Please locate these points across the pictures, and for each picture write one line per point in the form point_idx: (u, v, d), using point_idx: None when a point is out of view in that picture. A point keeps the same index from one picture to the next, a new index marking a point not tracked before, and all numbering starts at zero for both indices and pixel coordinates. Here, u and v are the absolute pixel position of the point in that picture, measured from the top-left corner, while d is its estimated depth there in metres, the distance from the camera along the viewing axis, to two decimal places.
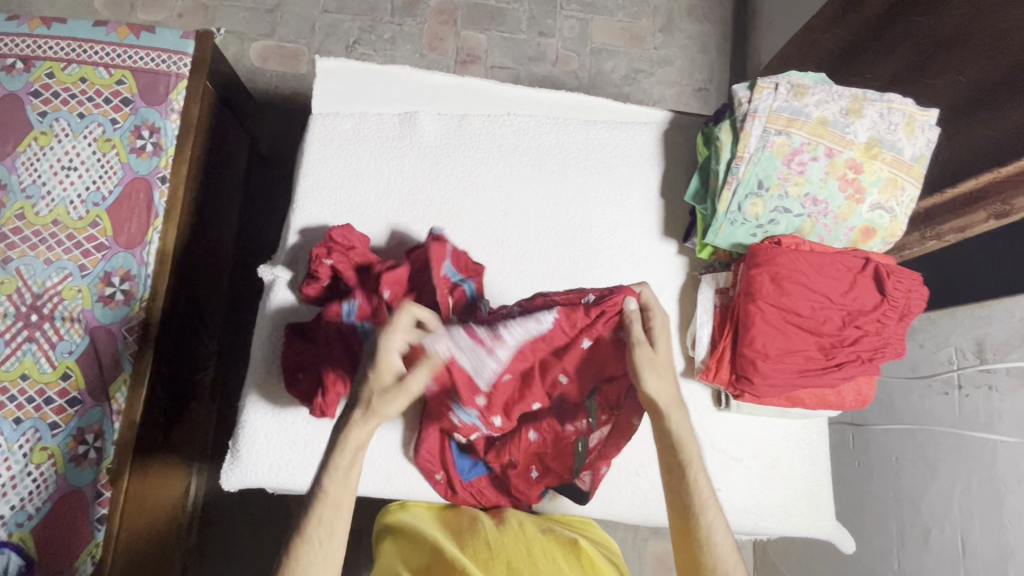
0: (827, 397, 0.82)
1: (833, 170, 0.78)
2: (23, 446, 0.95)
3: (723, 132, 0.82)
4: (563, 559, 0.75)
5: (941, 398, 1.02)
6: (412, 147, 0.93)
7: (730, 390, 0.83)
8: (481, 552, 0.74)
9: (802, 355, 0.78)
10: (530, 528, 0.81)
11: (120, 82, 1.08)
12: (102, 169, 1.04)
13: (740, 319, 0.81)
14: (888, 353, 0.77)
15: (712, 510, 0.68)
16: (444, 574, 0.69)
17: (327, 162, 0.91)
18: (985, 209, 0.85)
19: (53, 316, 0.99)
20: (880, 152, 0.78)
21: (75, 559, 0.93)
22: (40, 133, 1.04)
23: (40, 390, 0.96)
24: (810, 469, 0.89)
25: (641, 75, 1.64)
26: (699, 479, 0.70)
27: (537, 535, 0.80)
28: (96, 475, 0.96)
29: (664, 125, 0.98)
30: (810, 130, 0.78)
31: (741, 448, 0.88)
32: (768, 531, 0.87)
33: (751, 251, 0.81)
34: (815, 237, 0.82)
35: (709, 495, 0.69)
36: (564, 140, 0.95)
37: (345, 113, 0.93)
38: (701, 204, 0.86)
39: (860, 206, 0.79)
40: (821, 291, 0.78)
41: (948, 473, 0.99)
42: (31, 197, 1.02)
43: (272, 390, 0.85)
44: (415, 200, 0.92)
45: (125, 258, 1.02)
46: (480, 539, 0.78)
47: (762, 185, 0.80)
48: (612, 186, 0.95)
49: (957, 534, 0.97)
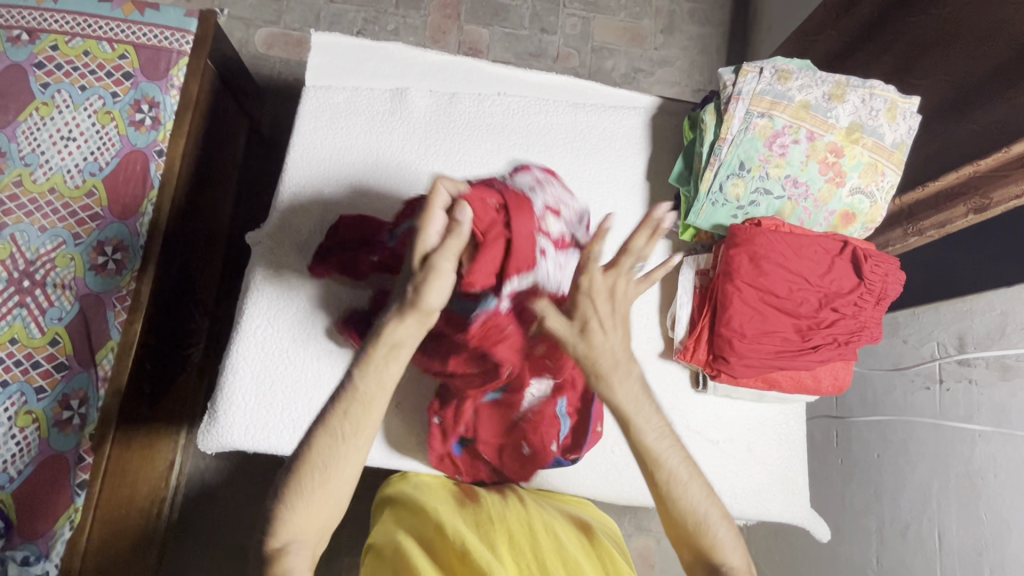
0: (805, 380, 0.83)
1: (814, 153, 0.79)
2: (8, 409, 0.95)
3: (707, 114, 0.83)
4: (562, 532, 0.77)
5: (922, 393, 1.02)
6: (402, 122, 0.94)
7: (708, 370, 0.84)
8: (483, 524, 0.76)
9: (778, 336, 0.79)
10: (526, 501, 0.83)
11: (123, 57, 1.09)
12: (100, 141, 1.05)
13: (718, 299, 0.81)
14: (864, 336, 0.79)
15: (680, 470, 0.65)
16: (445, 546, 0.70)
17: (318, 134, 0.93)
18: (963, 203, 0.90)
19: (45, 283, 0.99)
20: (861, 136, 0.79)
21: (54, 523, 0.94)
22: (42, 103, 1.05)
23: (28, 354, 0.97)
24: (785, 454, 0.90)
25: (641, 75, 1.65)
26: (654, 439, 0.65)
27: (533, 508, 0.81)
28: (79, 440, 0.96)
29: (652, 111, 0.99)
30: (793, 113, 0.79)
31: (718, 431, 0.89)
32: (741, 515, 0.87)
33: (730, 232, 0.82)
34: (794, 220, 0.82)
35: (670, 451, 0.65)
36: (553, 121, 0.97)
37: (337, 87, 0.94)
38: (684, 185, 0.87)
39: (840, 190, 0.80)
40: (799, 272, 0.78)
41: (927, 467, 0.99)
42: (29, 165, 1.02)
43: (251, 356, 0.86)
44: (403, 173, 0.93)
45: (119, 228, 1.03)
46: (480, 510, 0.79)
47: (744, 166, 0.81)
48: (599, 167, 0.96)
49: (934, 529, 0.96)
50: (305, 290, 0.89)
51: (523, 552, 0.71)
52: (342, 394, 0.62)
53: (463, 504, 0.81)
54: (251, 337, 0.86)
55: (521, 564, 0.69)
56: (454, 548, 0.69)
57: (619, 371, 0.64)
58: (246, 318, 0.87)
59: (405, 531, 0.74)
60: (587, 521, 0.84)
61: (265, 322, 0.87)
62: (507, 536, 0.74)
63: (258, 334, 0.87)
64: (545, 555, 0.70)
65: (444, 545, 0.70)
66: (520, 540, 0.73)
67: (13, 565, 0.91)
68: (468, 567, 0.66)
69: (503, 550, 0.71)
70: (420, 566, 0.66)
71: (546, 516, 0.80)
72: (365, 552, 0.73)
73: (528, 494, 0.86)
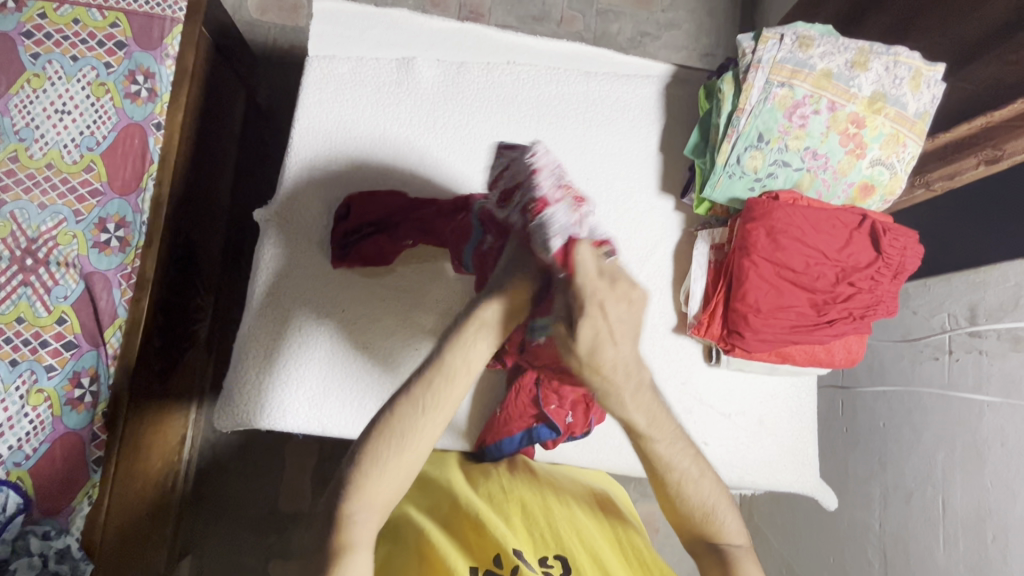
0: (817, 354, 0.83)
1: (834, 124, 0.77)
2: (20, 388, 0.94)
3: (725, 83, 0.81)
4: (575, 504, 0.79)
5: (930, 363, 1.02)
6: (410, 93, 0.91)
7: (721, 345, 0.84)
8: (496, 496, 0.77)
9: (794, 311, 0.79)
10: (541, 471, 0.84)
11: (114, 25, 1.05)
12: (96, 114, 1.02)
13: (734, 273, 0.80)
14: (879, 311, 0.79)
15: (690, 472, 0.63)
16: (462, 521, 0.72)
17: (323, 106, 0.90)
18: (975, 155, 0.88)
19: (48, 261, 0.97)
20: (883, 106, 0.76)
21: (72, 499, 0.95)
22: (33, 75, 1.01)
23: (35, 333, 0.96)
24: (796, 425, 0.91)
25: (647, 39, 1.60)
26: (661, 447, 0.61)
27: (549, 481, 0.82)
28: (91, 418, 0.96)
29: (666, 79, 0.97)
30: (814, 83, 0.77)
31: (730, 404, 0.89)
32: (752, 486, 0.89)
33: (747, 205, 0.81)
34: (813, 192, 0.81)
35: (682, 455, 0.62)
36: (564, 91, 0.94)
37: (341, 57, 0.91)
38: (700, 157, 0.85)
39: (860, 162, 0.79)
40: (817, 246, 0.77)
41: (933, 437, 1.01)
42: (24, 140, 0.99)
43: (263, 335, 0.85)
44: (411, 147, 0.91)
45: (120, 205, 1.01)
46: (494, 481, 0.80)
47: (762, 138, 0.79)
48: (611, 139, 0.94)
49: (938, 496, 0.98)
50: (317, 269, 0.88)
51: (538, 525, 0.73)
52: (429, 362, 0.58)
53: (477, 477, 0.82)
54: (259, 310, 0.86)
55: (538, 539, 0.71)
56: (470, 523, 0.71)
57: (631, 387, 0.57)
58: (257, 302, 0.86)
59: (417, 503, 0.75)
60: (593, 487, 0.86)
61: (276, 306, 0.86)
62: (521, 507, 0.76)
63: (268, 314, 0.86)
64: (560, 529, 0.73)
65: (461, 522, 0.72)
66: (534, 511, 0.75)
67: (34, 539, 0.90)
68: (486, 545, 0.68)
69: (517, 524, 0.73)
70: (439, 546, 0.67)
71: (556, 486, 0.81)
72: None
73: (539, 465, 0.87)
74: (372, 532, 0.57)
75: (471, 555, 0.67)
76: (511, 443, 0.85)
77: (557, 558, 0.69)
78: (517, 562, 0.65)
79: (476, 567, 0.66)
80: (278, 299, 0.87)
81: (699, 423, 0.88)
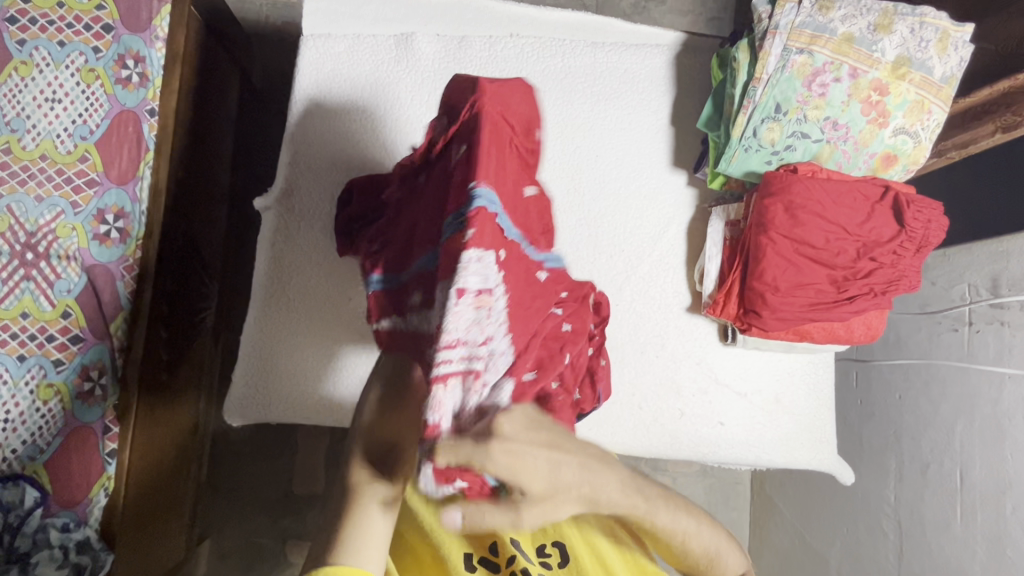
0: (836, 331, 0.81)
1: (856, 92, 0.74)
2: (29, 383, 0.93)
3: (741, 51, 0.77)
4: None
5: (950, 334, 1.00)
6: (409, 71, 0.88)
7: (737, 324, 0.82)
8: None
9: (813, 288, 0.77)
10: None
11: (100, 7, 1.01)
12: (87, 102, 0.99)
13: (751, 251, 0.78)
14: (902, 286, 0.76)
15: (691, 532, 0.63)
16: None
17: (321, 89, 0.87)
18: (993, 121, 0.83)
19: (48, 255, 0.95)
20: (908, 71, 0.73)
21: (90, 491, 0.95)
22: (21, 62, 0.97)
23: (41, 328, 0.94)
24: (813, 402, 0.89)
25: (653, 3, 1.54)
26: (664, 516, 0.60)
27: None
28: (104, 411, 0.97)
29: (676, 48, 0.93)
30: (834, 48, 0.73)
31: (746, 383, 0.88)
32: (768, 464, 0.88)
33: (764, 180, 0.78)
34: (832, 164, 0.78)
35: (682, 520, 0.62)
36: (571, 64, 0.90)
37: (337, 35, 0.88)
38: (714, 130, 0.82)
39: (882, 131, 0.75)
40: (837, 221, 0.75)
41: (951, 409, 0.99)
42: (16, 131, 0.96)
43: (270, 319, 0.85)
44: (413, 128, 0.88)
45: (118, 195, 0.99)
46: None
47: (780, 109, 0.76)
48: (620, 113, 0.90)
49: (956, 468, 0.98)
50: (319, 257, 0.86)
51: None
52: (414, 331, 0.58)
53: None
54: (263, 297, 0.85)
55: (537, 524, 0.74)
56: None
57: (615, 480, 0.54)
58: (261, 290, 0.85)
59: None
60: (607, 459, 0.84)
61: (280, 291, 0.85)
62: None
63: (273, 298, 0.85)
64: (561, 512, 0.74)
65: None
66: None
67: (53, 532, 0.91)
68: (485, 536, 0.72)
69: None
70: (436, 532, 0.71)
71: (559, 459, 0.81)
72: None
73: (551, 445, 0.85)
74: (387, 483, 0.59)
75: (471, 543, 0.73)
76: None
77: (555, 546, 0.72)
78: (515, 552, 0.69)
79: (471, 554, 0.70)
80: (280, 284, 0.86)
81: (714, 403, 0.87)
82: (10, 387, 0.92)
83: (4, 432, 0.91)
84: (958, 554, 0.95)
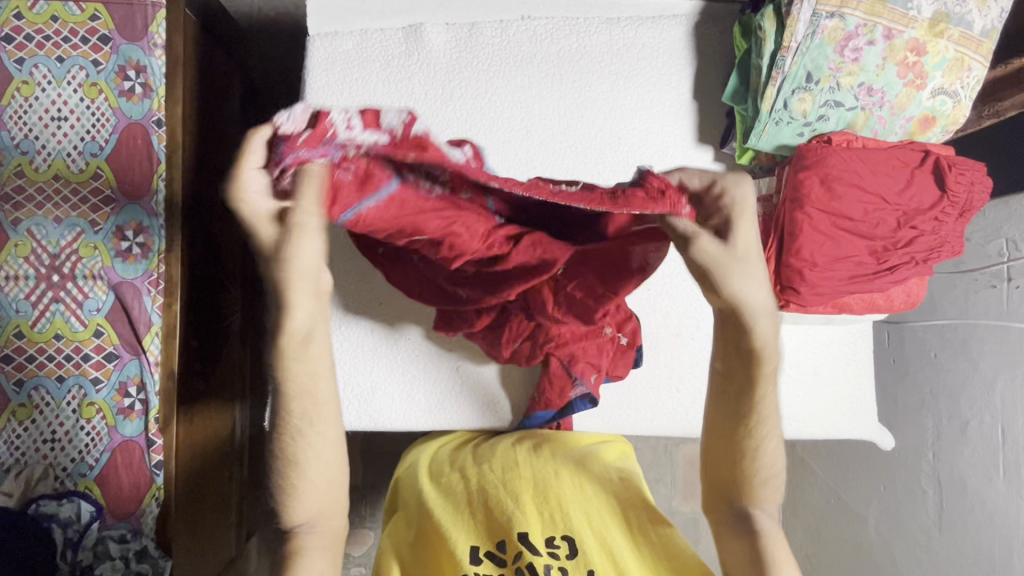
0: (876, 302, 0.82)
1: (891, 54, 0.76)
2: (71, 403, 0.93)
3: (766, 19, 0.77)
4: (590, 482, 0.72)
5: (987, 291, 0.99)
6: (421, 65, 0.86)
7: (775, 302, 0.81)
8: (508, 469, 0.74)
9: (853, 260, 0.77)
10: (560, 450, 0.78)
11: (94, 18, 0.96)
12: (93, 117, 0.96)
13: (786, 228, 0.77)
14: (945, 252, 0.78)
15: (773, 461, 0.56)
16: (477, 511, 0.71)
17: (334, 89, 0.85)
18: None
19: (74, 275, 0.94)
20: (946, 28, 0.75)
21: (142, 500, 0.93)
22: (22, 82, 0.94)
23: (76, 348, 0.94)
24: (852, 371, 0.90)
25: None
26: (766, 419, 0.55)
27: (567, 456, 0.77)
28: (145, 424, 0.94)
29: (694, 19, 0.90)
30: (867, 10, 0.74)
31: (784, 358, 0.89)
32: (808, 435, 0.89)
33: (797, 152, 0.79)
34: (868, 131, 0.80)
35: (772, 444, 0.56)
36: (586, 43, 0.88)
37: (344, 32, 0.86)
38: (740, 104, 0.83)
39: (920, 94, 0.78)
40: (876, 191, 0.76)
41: (990, 365, 0.98)
42: (26, 153, 0.94)
43: None
44: (431, 123, 0.86)
45: (136, 210, 0.96)
46: (502, 460, 0.76)
47: (811, 78, 0.77)
48: (641, 91, 0.88)
49: (997, 425, 0.97)
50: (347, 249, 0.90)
51: (548, 496, 0.70)
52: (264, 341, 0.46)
53: (481, 454, 0.80)
54: None
55: (546, 515, 0.68)
56: (478, 512, 0.70)
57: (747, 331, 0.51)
58: None
59: (434, 487, 0.76)
60: (617, 467, 0.77)
61: None
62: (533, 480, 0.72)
63: None
64: (569, 503, 0.69)
65: (470, 502, 0.72)
66: (546, 483, 0.71)
67: (112, 544, 0.90)
68: (492, 526, 0.68)
69: (529, 496, 0.70)
70: (442, 521, 0.70)
71: (579, 461, 0.76)
72: (396, 483, 0.83)
73: (569, 441, 0.82)
74: (327, 542, 0.53)
75: (474, 530, 0.68)
76: (529, 425, 0.87)
77: (564, 539, 0.66)
78: (521, 547, 0.65)
79: (478, 546, 0.67)
80: None
81: None
82: (54, 408, 0.93)
83: (54, 451, 0.92)
84: (1002, 511, 0.96)
